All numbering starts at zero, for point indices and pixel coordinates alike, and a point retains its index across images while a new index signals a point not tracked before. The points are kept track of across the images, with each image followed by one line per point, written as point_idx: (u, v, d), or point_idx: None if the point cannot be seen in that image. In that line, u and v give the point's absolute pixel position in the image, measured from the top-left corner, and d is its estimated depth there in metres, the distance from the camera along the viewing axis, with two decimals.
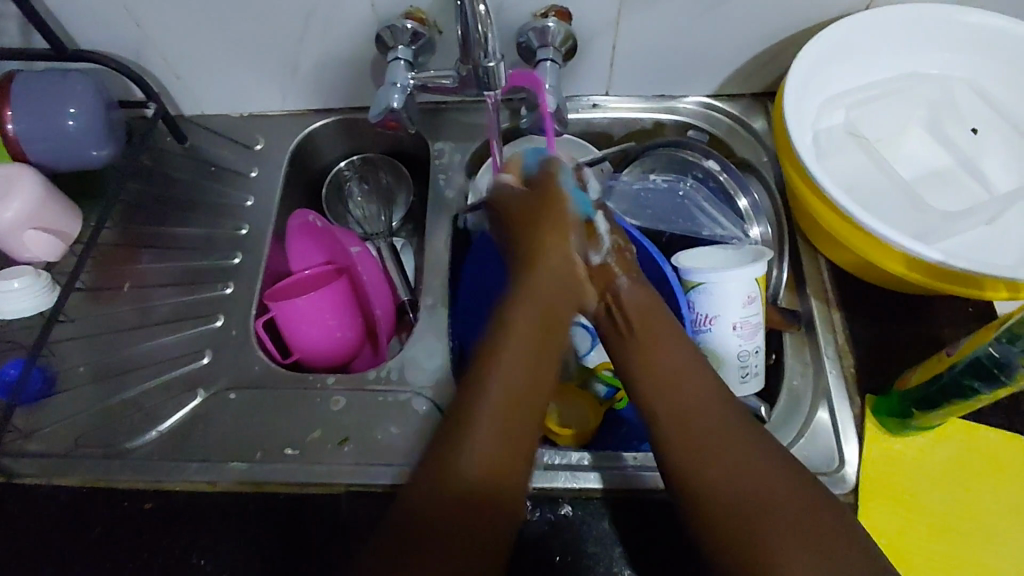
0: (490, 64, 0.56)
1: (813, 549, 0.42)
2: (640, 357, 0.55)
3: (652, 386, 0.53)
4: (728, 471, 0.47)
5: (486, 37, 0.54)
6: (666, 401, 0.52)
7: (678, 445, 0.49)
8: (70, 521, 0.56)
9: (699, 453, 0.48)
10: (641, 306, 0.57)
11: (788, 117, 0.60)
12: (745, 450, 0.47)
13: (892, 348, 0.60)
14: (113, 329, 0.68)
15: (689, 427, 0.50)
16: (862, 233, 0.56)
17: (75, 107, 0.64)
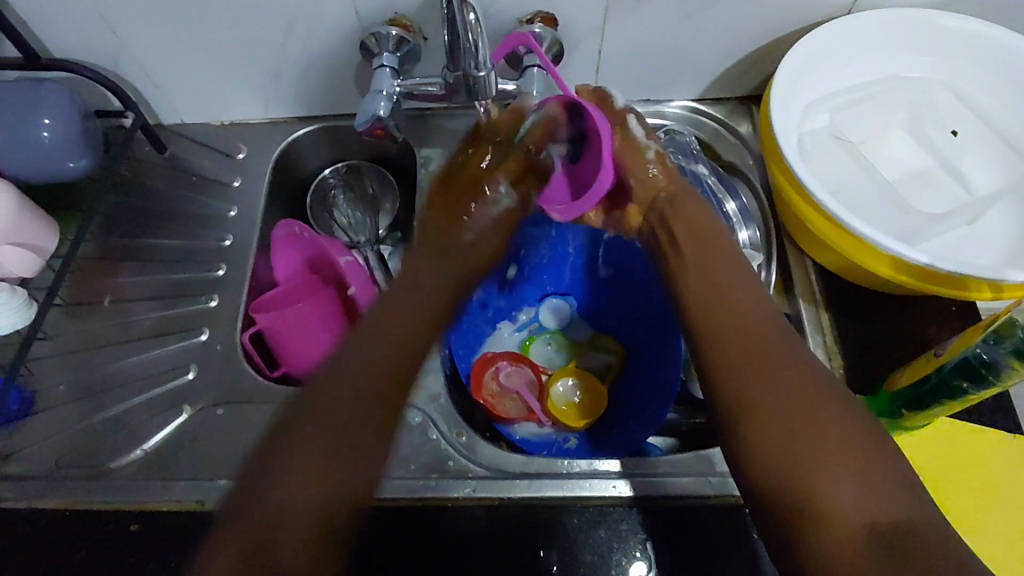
0: (480, 74, 0.56)
1: (871, 489, 0.41)
2: (710, 302, 0.52)
3: (726, 329, 0.50)
4: (781, 417, 0.44)
5: (475, 46, 0.53)
6: (727, 347, 0.49)
7: (743, 388, 0.46)
8: (54, 543, 0.55)
9: (778, 389, 0.45)
10: (698, 239, 0.56)
11: (774, 122, 0.60)
12: (806, 400, 0.45)
13: (880, 349, 0.61)
14: (93, 346, 0.66)
15: (749, 363, 0.47)
16: (851, 238, 0.56)
17: (50, 118, 0.62)
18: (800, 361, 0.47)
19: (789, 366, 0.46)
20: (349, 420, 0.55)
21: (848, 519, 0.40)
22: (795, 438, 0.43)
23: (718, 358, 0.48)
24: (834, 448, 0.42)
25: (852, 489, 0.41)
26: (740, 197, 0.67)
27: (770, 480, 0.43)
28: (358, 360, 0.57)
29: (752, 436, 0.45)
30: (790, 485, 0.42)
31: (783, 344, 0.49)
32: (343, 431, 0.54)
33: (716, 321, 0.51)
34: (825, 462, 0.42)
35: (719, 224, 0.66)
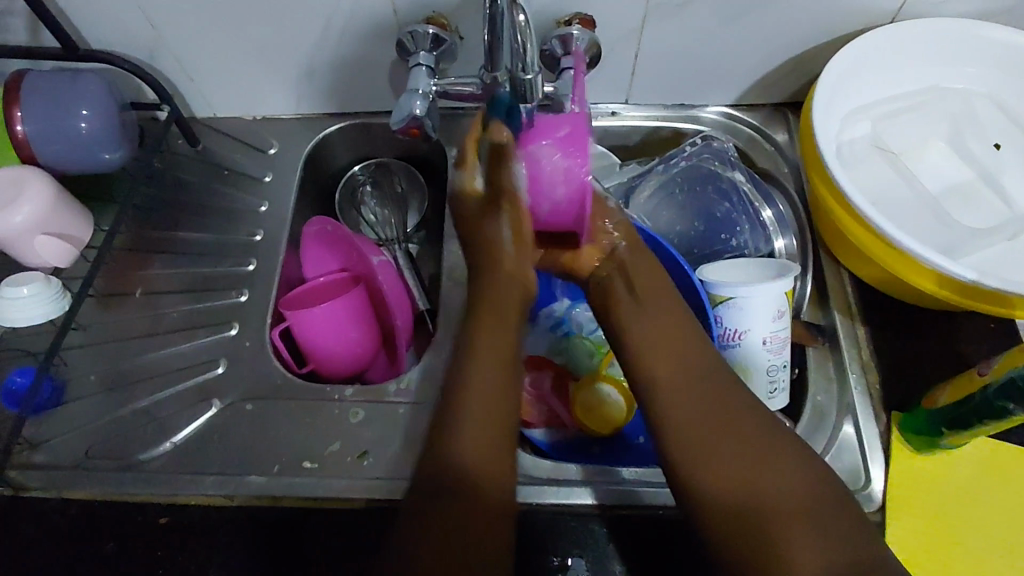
0: (528, 76, 0.55)
1: (819, 534, 0.43)
2: (666, 362, 0.53)
3: (675, 391, 0.51)
4: (722, 446, 0.47)
5: (526, 47, 0.53)
6: (663, 367, 0.53)
7: (692, 432, 0.49)
8: (83, 534, 0.55)
9: (731, 437, 0.47)
10: (651, 285, 0.57)
11: (816, 132, 0.60)
12: (736, 426, 0.48)
13: (916, 365, 0.60)
14: (123, 337, 0.66)
15: (691, 394, 0.50)
16: (893, 251, 0.55)
17: (88, 110, 0.63)
18: (748, 411, 0.49)
19: (738, 420, 0.48)
20: (489, 436, 0.50)
21: (796, 548, 0.42)
22: (743, 479, 0.46)
23: (669, 413, 0.50)
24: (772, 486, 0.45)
25: (804, 527, 0.43)
26: (776, 204, 0.67)
27: (715, 505, 0.46)
28: (487, 374, 0.53)
29: (695, 466, 0.47)
30: (741, 528, 0.44)
31: (719, 373, 0.52)
32: (485, 450, 0.49)
33: (671, 376, 0.52)
34: (764, 493, 0.45)
35: (755, 232, 0.66)
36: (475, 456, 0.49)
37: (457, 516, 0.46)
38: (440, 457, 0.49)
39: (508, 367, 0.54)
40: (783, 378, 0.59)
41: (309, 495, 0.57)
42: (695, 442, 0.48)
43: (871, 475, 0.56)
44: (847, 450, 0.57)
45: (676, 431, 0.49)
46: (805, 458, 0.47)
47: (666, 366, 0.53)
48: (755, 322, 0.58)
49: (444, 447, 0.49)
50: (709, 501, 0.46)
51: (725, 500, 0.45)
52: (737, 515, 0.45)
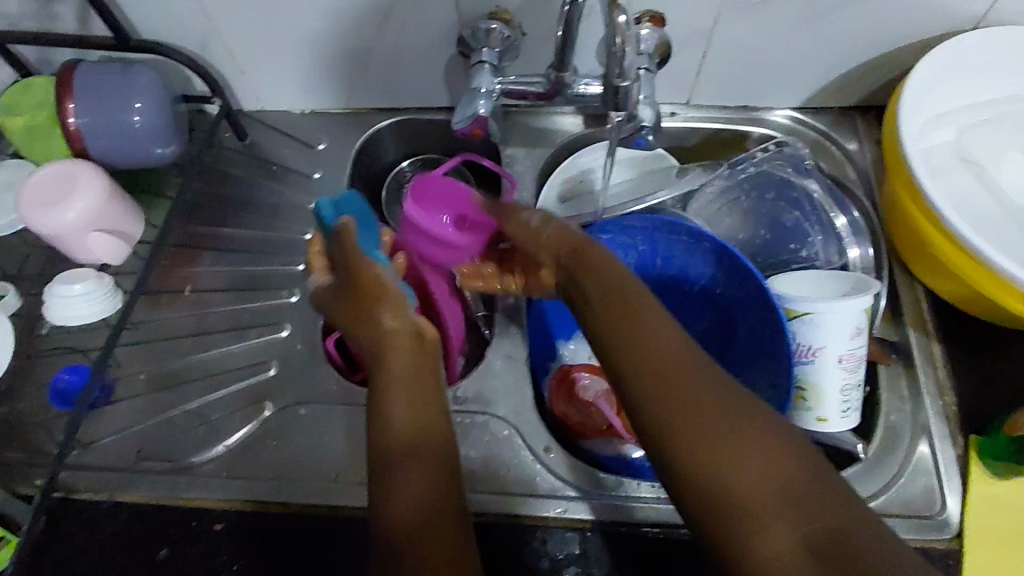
0: (622, 83, 0.53)
1: (796, 514, 0.36)
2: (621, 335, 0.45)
3: (632, 363, 0.43)
4: (683, 420, 0.40)
5: (625, 52, 0.50)
6: (616, 332, 0.46)
7: (648, 407, 0.42)
8: (137, 539, 0.55)
9: (693, 414, 0.40)
10: (605, 265, 0.50)
11: (902, 139, 0.57)
12: (697, 393, 0.41)
13: (993, 385, 0.58)
14: (173, 336, 0.65)
15: (650, 367, 0.43)
16: (983, 269, 0.53)
17: (141, 102, 0.61)
18: (710, 389, 0.41)
19: (703, 401, 0.40)
20: (418, 414, 0.47)
21: (772, 538, 0.35)
22: (711, 455, 0.38)
23: (627, 383, 0.43)
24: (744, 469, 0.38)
25: (774, 509, 0.36)
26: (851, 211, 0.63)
27: (691, 488, 0.38)
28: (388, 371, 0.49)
29: (660, 440, 0.40)
30: (713, 516, 0.37)
31: (674, 339, 0.44)
32: (418, 416, 0.47)
33: (627, 348, 0.44)
34: (733, 472, 0.38)
35: (828, 243, 0.63)
36: (403, 444, 0.45)
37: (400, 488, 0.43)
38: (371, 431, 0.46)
39: (421, 372, 0.49)
40: (857, 398, 0.56)
41: (366, 505, 0.55)
42: (660, 418, 0.41)
43: (947, 501, 0.54)
44: (922, 474, 0.55)
45: (637, 399, 0.42)
46: (780, 437, 0.39)
47: (614, 337, 0.45)
48: (831, 339, 0.54)
49: (377, 423, 0.47)
50: (685, 480, 0.39)
51: (696, 476, 0.39)
52: (708, 497, 0.38)
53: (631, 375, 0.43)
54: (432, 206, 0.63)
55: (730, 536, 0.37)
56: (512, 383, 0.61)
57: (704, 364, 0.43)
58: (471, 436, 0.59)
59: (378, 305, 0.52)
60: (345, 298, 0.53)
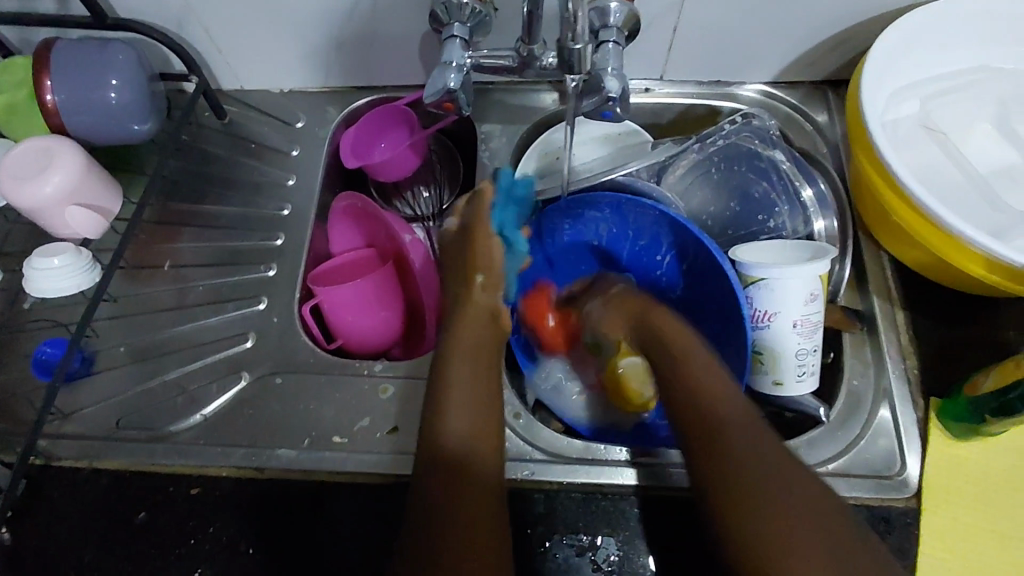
0: (577, 47, 0.55)
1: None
2: (683, 374, 0.53)
3: (687, 399, 0.52)
4: (755, 485, 0.46)
5: (577, 15, 0.53)
6: (694, 410, 0.51)
7: (722, 471, 0.47)
8: (116, 504, 0.56)
9: (722, 442, 0.48)
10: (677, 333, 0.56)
11: (865, 106, 0.58)
12: (764, 466, 0.47)
13: (956, 350, 0.59)
14: (153, 309, 0.66)
15: (719, 446, 0.48)
16: (942, 234, 0.54)
17: (117, 79, 0.62)
18: (744, 423, 0.49)
19: (740, 435, 0.49)
20: (472, 425, 0.51)
21: None
22: (769, 520, 0.44)
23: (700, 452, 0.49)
24: (761, 471, 0.46)
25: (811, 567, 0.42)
26: (818, 183, 0.64)
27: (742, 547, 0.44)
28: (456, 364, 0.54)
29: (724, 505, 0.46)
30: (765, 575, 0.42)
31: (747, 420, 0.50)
32: (476, 427, 0.51)
33: (682, 390, 0.53)
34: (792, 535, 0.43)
35: (795, 212, 0.64)
36: (462, 446, 0.50)
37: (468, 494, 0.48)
38: (430, 436, 0.51)
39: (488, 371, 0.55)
40: (814, 361, 0.59)
41: (338, 470, 0.57)
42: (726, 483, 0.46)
43: (906, 462, 0.55)
44: (883, 436, 0.56)
45: (711, 457, 0.48)
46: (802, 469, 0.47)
47: (693, 415, 0.51)
48: (786, 303, 0.57)
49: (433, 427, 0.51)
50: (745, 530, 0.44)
51: (760, 530, 0.44)
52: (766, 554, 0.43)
53: (705, 444, 0.49)
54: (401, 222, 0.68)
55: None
56: None
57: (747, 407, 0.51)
58: None
59: (477, 278, 0.58)
60: (459, 263, 0.59)
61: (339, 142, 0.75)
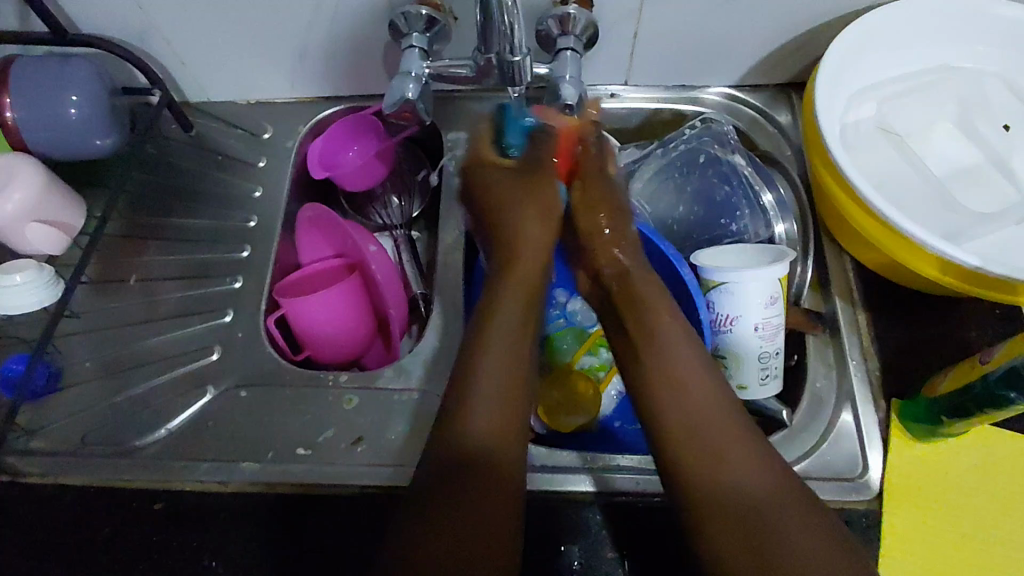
0: (515, 58, 0.55)
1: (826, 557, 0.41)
2: (664, 389, 0.50)
3: (684, 419, 0.48)
4: (732, 457, 0.45)
5: (512, 28, 0.53)
6: (664, 377, 0.51)
7: (693, 434, 0.47)
8: (80, 520, 0.56)
9: (713, 460, 0.45)
10: (652, 302, 0.56)
11: (818, 112, 0.59)
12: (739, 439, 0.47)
13: (917, 351, 0.59)
14: (119, 324, 0.66)
15: (691, 416, 0.48)
16: (898, 238, 0.54)
17: (77, 95, 0.62)
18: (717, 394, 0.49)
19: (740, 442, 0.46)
20: (504, 411, 0.51)
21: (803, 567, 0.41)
22: (744, 484, 0.44)
23: (668, 412, 0.49)
24: (739, 486, 0.44)
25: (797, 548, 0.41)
26: (777, 188, 0.65)
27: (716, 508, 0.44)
28: (507, 318, 0.56)
29: (701, 478, 0.45)
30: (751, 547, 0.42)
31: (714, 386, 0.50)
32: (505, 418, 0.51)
33: (671, 403, 0.49)
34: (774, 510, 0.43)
35: (756, 217, 0.64)
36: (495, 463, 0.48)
37: (493, 507, 0.46)
38: (456, 440, 0.49)
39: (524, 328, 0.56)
40: (778, 363, 0.59)
41: (302, 482, 0.57)
42: (712, 440, 0.46)
43: (868, 462, 0.55)
44: (845, 439, 0.56)
45: (678, 429, 0.48)
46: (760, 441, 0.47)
47: (678, 380, 0.50)
48: (747, 308, 0.58)
49: (459, 432, 0.49)
50: (724, 485, 0.44)
51: (734, 487, 0.44)
52: (754, 530, 0.42)
53: (673, 409, 0.49)
54: (365, 236, 0.67)
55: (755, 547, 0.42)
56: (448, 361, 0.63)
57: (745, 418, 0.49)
58: (406, 413, 0.60)
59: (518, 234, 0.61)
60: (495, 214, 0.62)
61: (306, 153, 0.75)
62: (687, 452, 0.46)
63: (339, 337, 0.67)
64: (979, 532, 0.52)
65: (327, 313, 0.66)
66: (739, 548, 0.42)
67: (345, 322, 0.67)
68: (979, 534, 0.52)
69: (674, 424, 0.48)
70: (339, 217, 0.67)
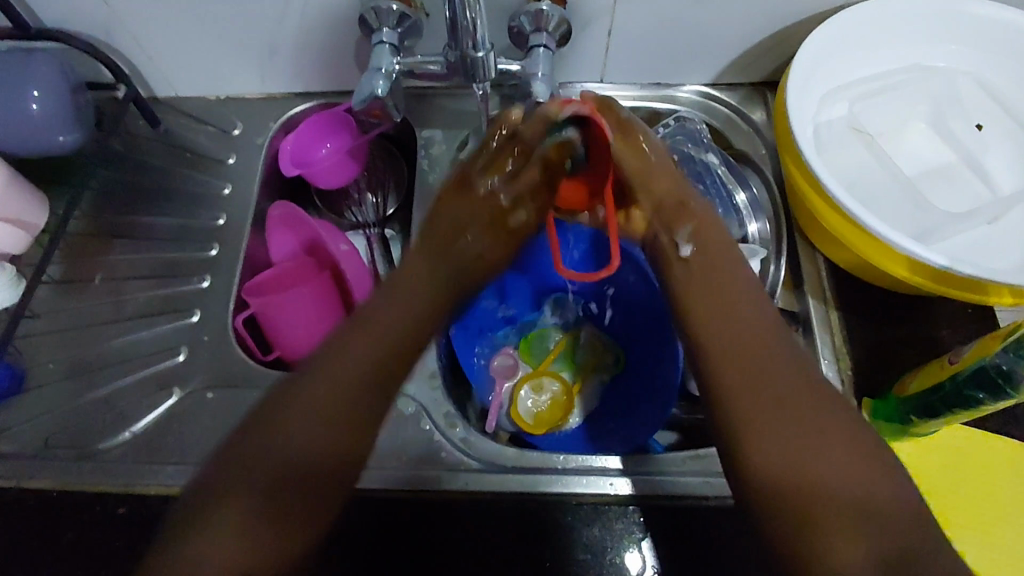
0: (478, 55, 0.55)
1: (862, 535, 0.40)
2: (722, 330, 0.50)
3: (739, 383, 0.47)
4: (774, 416, 0.45)
5: (475, 24, 0.53)
6: (724, 335, 0.50)
7: (745, 389, 0.47)
8: (38, 525, 0.54)
9: (770, 431, 0.44)
10: (709, 253, 0.56)
11: (789, 111, 0.58)
12: (806, 395, 0.46)
13: (889, 350, 0.59)
14: (83, 325, 0.65)
15: (738, 356, 0.48)
16: (867, 237, 0.54)
17: (39, 90, 0.60)
18: (769, 332, 0.50)
19: (814, 425, 0.44)
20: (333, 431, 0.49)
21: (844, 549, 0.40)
22: (795, 462, 0.43)
23: (719, 359, 0.49)
24: (786, 464, 0.43)
25: (842, 514, 0.41)
26: (751, 187, 0.67)
27: (766, 484, 0.43)
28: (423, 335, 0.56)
29: (754, 443, 0.44)
30: (795, 513, 0.42)
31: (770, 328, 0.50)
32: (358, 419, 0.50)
33: (738, 390, 0.47)
34: (828, 471, 0.43)
35: (730, 216, 0.65)
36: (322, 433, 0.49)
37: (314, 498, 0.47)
38: (281, 458, 0.47)
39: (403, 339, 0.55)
40: None
41: None
42: (785, 395, 0.46)
43: None
44: None
45: (734, 375, 0.48)
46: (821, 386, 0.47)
47: (738, 322, 0.51)
48: None
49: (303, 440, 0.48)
50: (764, 459, 0.44)
51: (780, 464, 0.43)
52: (796, 513, 0.42)
53: (730, 362, 0.48)
54: (335, 234, 0.66)
55: (805, 513, 0.42)
56: (420, 361, 0.62)
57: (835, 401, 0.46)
58: None
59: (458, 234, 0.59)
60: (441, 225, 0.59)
61: (278, 149, 0.74)
62: (749, 408, 0.46)
63: (310, 337, 0.66)
64: (953, 528, 0.53)
65: (297, 314, 0.65)
66: (786, 500, 0.42)
67: (314, 321, 0.66)
68: (953, 529, 0.53)
69: (724, 379, 0.48)
70: (305, 215, 0.66)
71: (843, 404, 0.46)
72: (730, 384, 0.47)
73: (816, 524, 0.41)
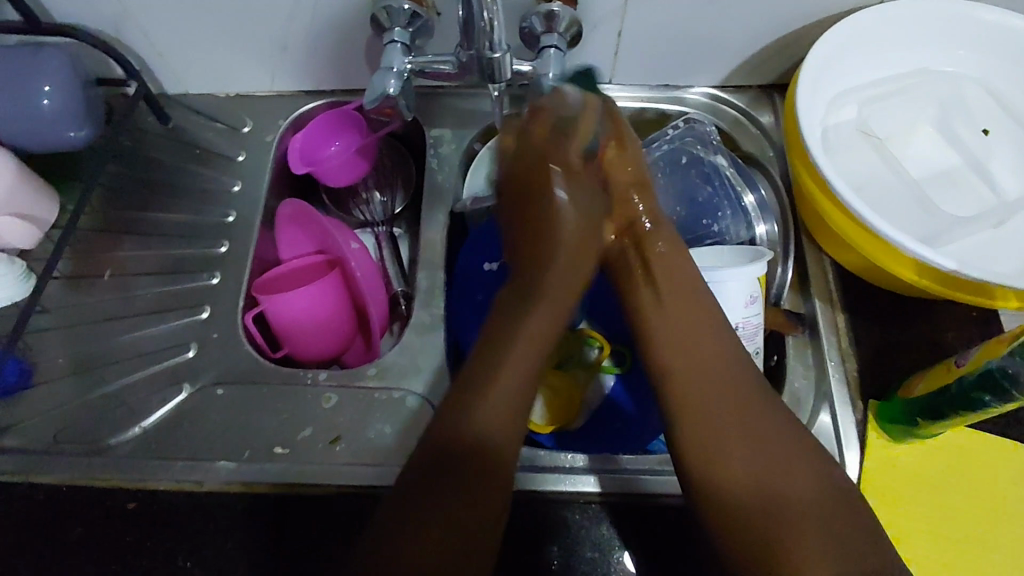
0: (495, 55, 0.55)
1: (834, 540, 0.43)
2: (675, 345, 0.54)
3: (693, 398, 0.51)
4: (725, 430, 0.48)
5: (492, 25, 0.53)
6: (680, 349, 0.54)
7: (695, 405, 0.50)
8: (48, 520, 0.54)
9: (724, 448, 0.48)
10: (668, 265, 0.58)
11: (799, 113, 0.59)
12: (757, 407, 0.50)
13: (895, 352, 0.60)
14: (93, 320, 0.65)
15: (697, 371, 0.52)
16: (876, 240, 0.54)
17: (50, 85, 0.60)
18: (722, 342, 0.53)
19: (760, 433, 0.48)
20: (503, 420, 0.50)
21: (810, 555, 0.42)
22: (756, 474, 0.46)
23: (674, 375, 0.52)
24: (744, 480, 0.46)
25: (807, 527, 0.43)
26: (759, 189, 0.66)
27: (730, 498, 0.46)
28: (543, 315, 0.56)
29: (707, 461, 0.48)
30: (763, 532, 0.44)
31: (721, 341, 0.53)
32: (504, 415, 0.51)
33: (692, 409, 0.50)
34: (784, 480, 0.46)
35: (738, 218, 0.65)
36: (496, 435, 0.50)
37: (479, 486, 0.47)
38: (453, 426, 0.49)
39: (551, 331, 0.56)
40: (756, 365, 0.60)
41: (280, 482, 0.56)
42: (737, 408, 0.49)
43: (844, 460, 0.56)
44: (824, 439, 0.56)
45: (684, 397, 0.51)
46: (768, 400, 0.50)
47: (694, 338, 0.54)
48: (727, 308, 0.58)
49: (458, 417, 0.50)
50: (729, 474, 0.47)
51: (742, 481, 0.46)
52: (764, 527, 0.44)
53: (683, 376, 0.52)
54: (346, 231, 0.67)
55: (769, 521, 0.44)
56: (429, 358, 0.63)
57: (792, 424, 0.49)
58: (386, 412, 0.59)
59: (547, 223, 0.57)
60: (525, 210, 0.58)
61: (287, 147, 0.74)
62: (702, 422, 0.49)
63: (318, 336, 0.66)
64: (954, 527, 0.53)
65: (307, 311, 0.65)
66: (748, 514, 0.45)
67: (323, 320, 0.66)
68: (953, 528, 0.53)
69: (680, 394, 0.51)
70: (316, 211, 0.66)
71: (784, 417, 0.49)
72: (683, 402, 0.51)
73: (778, 537, 0.43)
